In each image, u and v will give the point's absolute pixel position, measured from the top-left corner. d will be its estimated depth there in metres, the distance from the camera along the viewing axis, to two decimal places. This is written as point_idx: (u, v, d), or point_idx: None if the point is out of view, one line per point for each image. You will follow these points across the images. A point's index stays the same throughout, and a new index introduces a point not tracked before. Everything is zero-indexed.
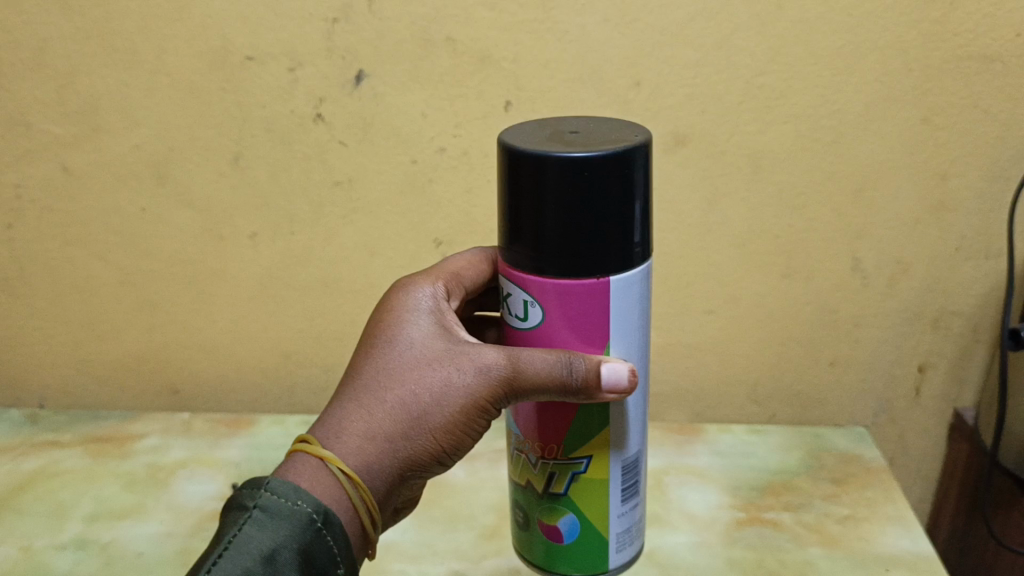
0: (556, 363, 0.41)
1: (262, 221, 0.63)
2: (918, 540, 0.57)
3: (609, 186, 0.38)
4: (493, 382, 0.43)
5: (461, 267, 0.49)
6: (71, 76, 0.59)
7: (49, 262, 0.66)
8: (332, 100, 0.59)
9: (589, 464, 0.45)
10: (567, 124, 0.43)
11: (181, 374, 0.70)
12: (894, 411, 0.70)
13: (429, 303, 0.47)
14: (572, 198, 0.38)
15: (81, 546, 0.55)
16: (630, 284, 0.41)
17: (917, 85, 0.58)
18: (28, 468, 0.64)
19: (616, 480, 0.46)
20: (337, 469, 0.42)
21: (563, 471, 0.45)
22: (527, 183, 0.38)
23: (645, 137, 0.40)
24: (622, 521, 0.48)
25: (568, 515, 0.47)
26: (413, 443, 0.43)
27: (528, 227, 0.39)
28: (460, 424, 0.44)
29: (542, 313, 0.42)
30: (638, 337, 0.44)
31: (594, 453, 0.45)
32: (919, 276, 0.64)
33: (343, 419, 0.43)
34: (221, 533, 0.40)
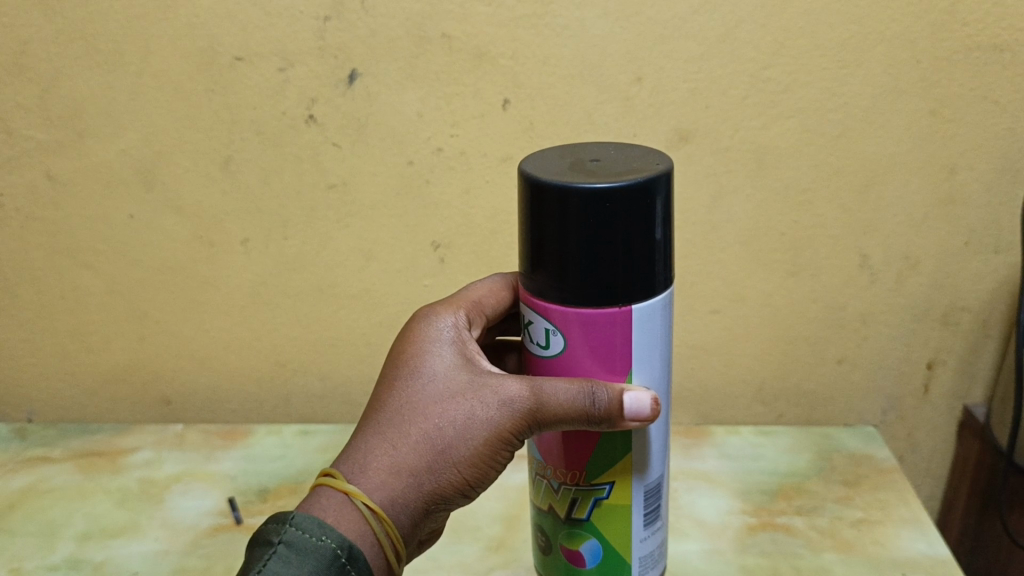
0: (578, 393, 0.40)
1: (255, 226, 0.61)
2: (934, 543, 0.56)
3: (631, 217, 0.37)
4: (517, 412, 0.42)
5: (481, 296, 0.49)
6: (54, 80, 0.57)
7: (34, 272, 0.64)
8: (325, 100, 0.57)
9: (612, 490, 0.44)
10: (587, 151, 0.42)
11: (173, 384, 0.69)
12: (903, 409, 0.69)
13: (451, 333, 0.46)
14: (594, 229, 0.37)
15: (74, 566, 0.54)
16: (654, 312, 0.40)
17: (926, 77, 0.56)
18: (17, 485, 0.62)
19: (639, 504, 0.45)
20: (362, 504, 0.40)
21: (585, 496, 0.44)
22: (548, 213, 0.37)
23: (668, 166, 0.38)
24: (646, 546, 0.46)
25: (590, 540, 0.45)
26: (437, 477, 0.42)
27: (551, 257, 0.38)
28: (486, 457, 0.42)
29: (565, 341, 0.40)
30: (661, 365, 0.42)
31: (617, 479, 0.44)
32: (928, 272, 0.63)
33: (367, 453, 0.42)
34: (246, 568, 0.39)
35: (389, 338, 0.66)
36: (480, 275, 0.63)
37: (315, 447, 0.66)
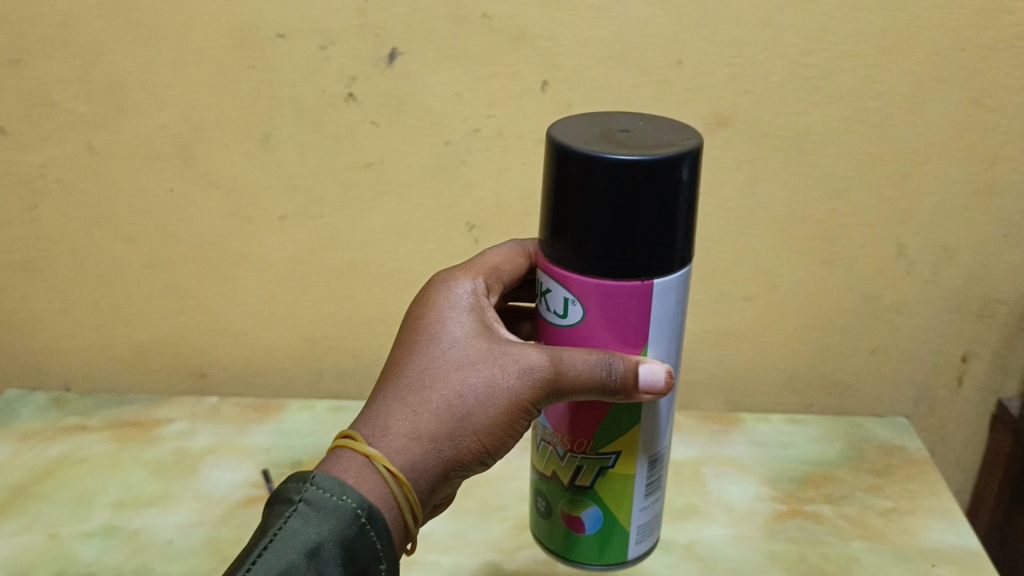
0: (595, 363, 0.41)
1: (291, 204, 0.62)
2: (964, 535, 0.56)
3: (657, 192, 0.37)
4: (537, 381, 0.42)
5: (498, 262, 0.49)
6: (96, 54, 0.57)
7: (74, 244, 0.65)
8: (364, 79, 0.57)
9: (617, 460, 0.46)
10: (615, 120, 0.42)
11: (207, 358, 0.69)
12: (934, 401, 0.69)
13: (468, 299, 0.46)
14: (619, 201, 0.38)
15: (109, 533, 0.55)
16: (671, 288, 0.41)
17: (969, 66, 0.56)
18: (54, 453, 0.63)
19: (642, 475, 0.47)
20: (383, 468, 0.41)
21: (591, 465, 0.46)
22: (575, 181, 0.38)
23: (696, 142, 0.39)
24: (644, 515, 0.48)
25: (591, 507, 0.47)
26: (457, 443, 0.42)
27: (574, 225, 0.39)
28: (505, 425, 0.43)
29: (583, 311, 0.41)
30: (673, 339, 0.44)
31: (623, 449, 0.46)
32: (964, 264, 0.63)
33: (388, 418, 0.42)
34: (267, 525, 0.39)
35: None
36: None
37: (346, 422, 0.66)
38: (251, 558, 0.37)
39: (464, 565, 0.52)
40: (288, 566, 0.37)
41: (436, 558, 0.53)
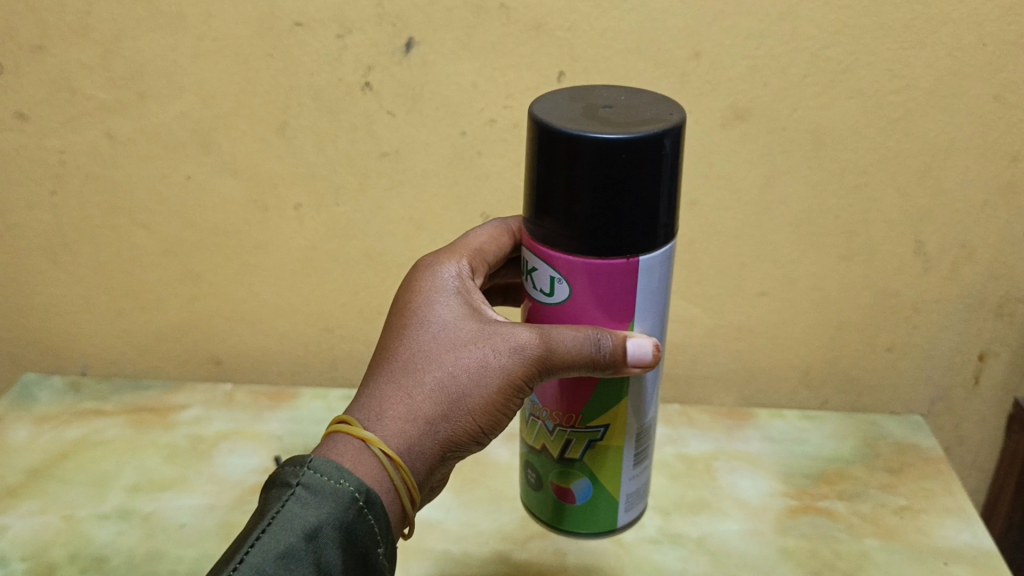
0: (585, 339, 0.42)
1: (308, 192, 0.62)
2: (978, 535, 0.55)
3: (642, 170, 0.38)
4: (529, 359, 0.43)
5: (483, 244, 0.49)
6: (116, 41, 0.57)
7: (93, 230, 0.65)
8: (381, 68, 0.57)
9: (605, 433, 0.47)
10: (599, 96, 0.42)
11: (223, 345, 0.70)
12: (950, 399, 0.68)
13: (454, 282, 0.47)
14: (604, 180, 0.38)
15: (124, 516, 0.55)
16: (655, 264, 0.42)
17: (992, 61, 0.55)
18: (71, 436, 0.63)
19: (629, 446, 0.48)
20: (380, 451, 0.41)
21: (580, 438, 0.47)
22: (560, 160, 0.38)
23: (680, 118, 0.39)
24: (633, 483, 0.50)
25: (581, 478, 0.48)
26: (452, 425, 0.43)
27: (559, 204, 0.39)
28: (499, 404, 0.43)
29: (569, 289, 0.42)
30: (657, 314, 0.45)
31: (611, 423, 0.46)
32: (983, 262, 0.62)
33: (383, 401, 0.42)
34: (265, 507, 0.39)
35: None
36: None
37: None
38: (249, 540, 0.37)
39: (474, 554, 0.53)
40: (287, 548, 0.37)
41: (447, 547, 0.53)
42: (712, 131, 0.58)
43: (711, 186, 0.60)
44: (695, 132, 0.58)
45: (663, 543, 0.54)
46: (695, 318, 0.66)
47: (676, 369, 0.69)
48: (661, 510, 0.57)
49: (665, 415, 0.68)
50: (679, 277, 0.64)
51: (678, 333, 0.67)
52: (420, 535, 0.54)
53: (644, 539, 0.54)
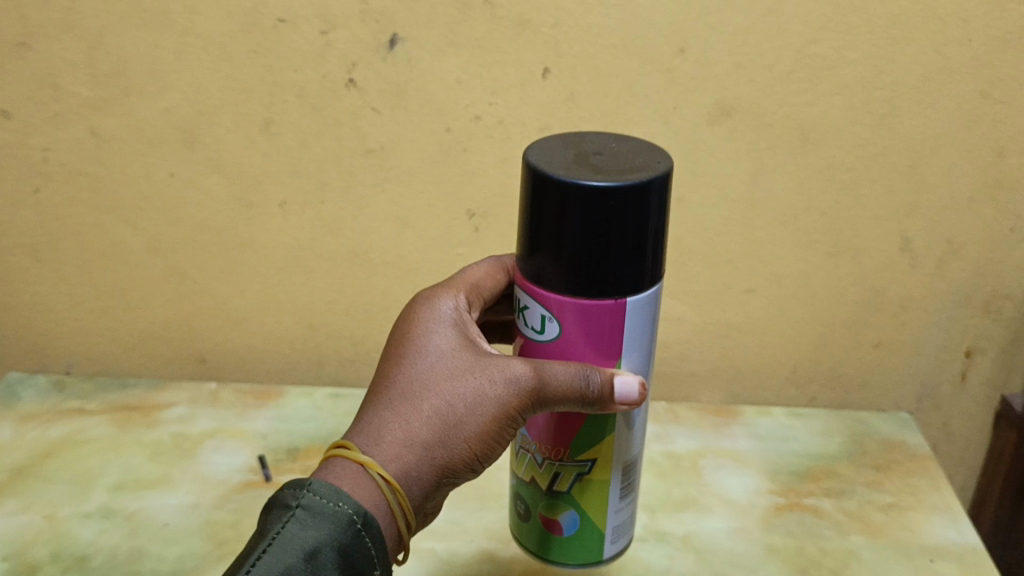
0: (574, 375, 0.42)
1: (293, 190, 0.62)
2: (965, 531, 0.55)
3: (629, 216, 0.38)
4: (525, 390, 0.42)
5: (479, 278, 0.49)
6: (100, 37, 0.57)
7: (77, 228, 0.65)
8: (366, 65, 0.57)
9: (593, 466, 0.46)
10: (591, 140, 0.43)
11: (209, 343, 0.69)
12: (938, 396, 0.69)
13: (452, 314, 0.46)
14: (591, 225, 0.38)
15: (107, 515, 0.55)
16: (644, 305, 0.42)
17: (978, 57, 0.55)
18: (54, 435, 0.63)
19: (617, 480, 0.47)
20: (378, 475, 0.40)
21: (567, 471, 0.46)
22: (549, 205, 0.39)
23: (667, 166, 0.40)
24: (620, 515, 0.49)
25: (568, 511, 0.48)
26: (449, 451, 0.42)
27: (548, 246, 0.40)
28: (494, 432, 0.43)
29: (559, 327, 0.42)
30: (646, 352, 0.45)
31: (599, 457, 0.46)
32: (970, 258, 0.62)
33: (380, 427, 0.42)
34: (265, 528, 0.39)
35: None
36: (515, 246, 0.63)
37: (345, 409, 0.66)
38: (248, 562, 0.37)
39: (459, 553, 0.52)
40: (285, 571, 0.37)
41: (432, 546, 0.53)
42: (698, 127, 0.58)
43: (698, 182, 0.60)
44: (681, 129, 0.58)
45: (648, 541, 0.54)
46: (683, 315, 0.66)
47: (664, 367, 0.69)
48: (647, 508, 0.57)
49: (652, 413, 0.67)
50: (666, 274, 0.64)
51: (666, 331, 0.67)
52: None
53: (630, 537, 0.54)
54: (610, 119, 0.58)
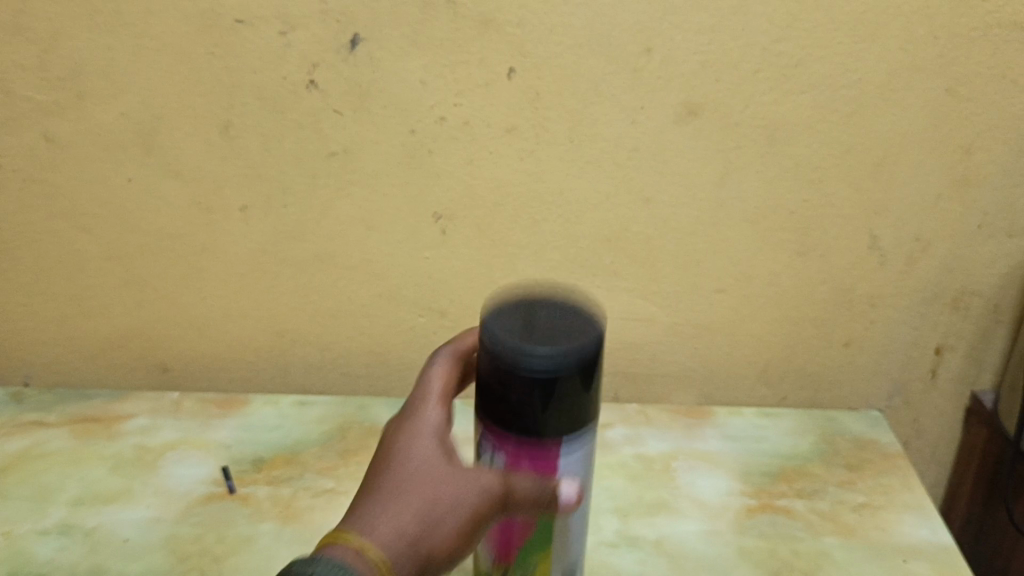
0: (536, 489, 0.41)
1: (255, 194, 0.60)
2: (937, 530, 0.55)
3: (569, 389, 0.40)
4: (503, 495, 0.41)
5: (449, 381, 0.47)
6: (52, 40, 0.55)
7: (32, 236, 0.63)
8: (328, 66, 0.56)
9: (535, 563, 0.46)
10: (540, 296, 0.44)
11: (171, 352, 0.68)
12: (909, 394, 0.69)
13: (431, 421, 0.44)
14: (533, 398, 0.40)
15: (65, 532, 0.53)
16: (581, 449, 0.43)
17: (944, 53, 0.55)
18: (11, 450, 0.61)
19: (557, 574, 0.47)
20: (374, 561, 0.37)
21: (512, 569, 0.46)
22: (498, 374, 0.40)
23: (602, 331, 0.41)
24: None
25: None
26: (435, 546, 0.39)
27: (498, 407, 0.41)
28: (472, 533, 0.40)
29: (504, 462, 0.42)
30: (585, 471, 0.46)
31: (540, 562, 0.46)
32: (938, 255, 0.62)
33: (369, 520, 0.38)
34: None
35: (389, 310, 0.65)
36: (482, 249, 0.62)
37: (312, 417, 0.65)
38: None
39: None
40: None
41: None
42: (665, 126, 0.57)
43: (666, 182, 0.59)
44: (648, 128, 0.57)
45: (620, 546, 0.53)
46: (653, 316, 0.65)
47: (635, 368, 0.68)
48: (619, 511, 0.56)
49: (623, 415, 0.67)
50: (636, 275, 0.63)
51: (637, 333, 0.66)
52: None
53: (602, 542, 0.53)
54: (576, 119, 0.57)
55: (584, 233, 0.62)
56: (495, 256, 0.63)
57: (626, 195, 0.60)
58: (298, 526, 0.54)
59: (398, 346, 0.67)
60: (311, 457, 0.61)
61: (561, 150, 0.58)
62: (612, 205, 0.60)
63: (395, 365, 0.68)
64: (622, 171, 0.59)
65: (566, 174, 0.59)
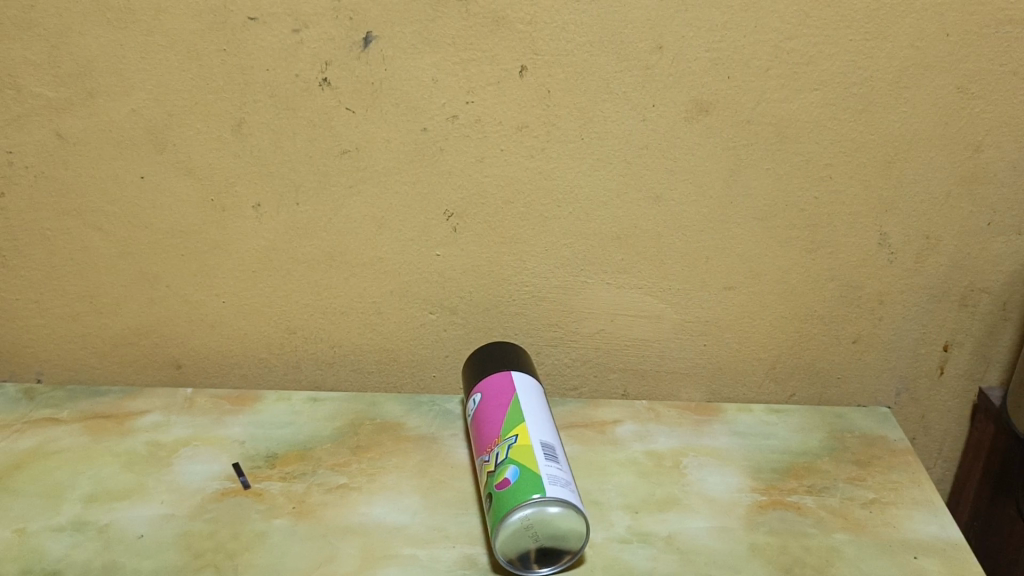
0: None
1: (266, 192, 0.61)
2: (946, 526, 0.56)
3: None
4: None
5: None
6: (64, 37, 0.55)
7: (44, 233, 0.63)
8: (339, 63, 0.56)
9: (516, 441, 0.53)
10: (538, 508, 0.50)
11: (182, 348, 0.68)
12: (916, 390, 0.69)
13: None
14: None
15: (79, 528, 0.54)
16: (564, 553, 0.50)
17: (954, 51, 0.55)
18: (23, 446, 0.61)
19: (543, 450, 0.52)
20: None
21: (502, 451, 0.53)
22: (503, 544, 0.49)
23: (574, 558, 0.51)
24: (556, 468, 0.51)
25: (510, 468, 0.51)
26: None
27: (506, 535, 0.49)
28: None
29: None
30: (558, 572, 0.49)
31: (520, 434, 0.53)
32: (946, 252, 0.62)
33: None
34: None
35: (400, 306, 0.65)
36: (493, 246, 0.63)
37: (323, 414, 0.65)
38: None
39: (441, 559, 0.52)
40: None
41: (414, 553, 0.52)
42: (676, 123, 0.57)
43: (676, 179, 0.60)
44: (659, 125, 0.58)
45: (631, 542, 0.53)
46: (663, 312, 0.66)
47: (644, 365, 0.69)
48: (629, 508, 0.56)
49: (632, 411, 0.67)
50: (645, 272, 0.64)
51: (646, 329, 0.66)
52: (385, 541, 0.53)
53: (613, 539, 0.53)
54: (587, 117, 0.57)
55: (594, 230, 0.62)
56: (506, 253, 0.63)
57: (636, 192, 0.60)
58: (311, 522, 0.54)
59: (408, 342, 0.67)
60: (322, 453, 0.61)
61: (571, 147, 0.58)
62: (622, 202, 0.61)
63: (405, 361, 0.69)
64: (632, 168, 0.59)
65: (577, 171, 0.59)
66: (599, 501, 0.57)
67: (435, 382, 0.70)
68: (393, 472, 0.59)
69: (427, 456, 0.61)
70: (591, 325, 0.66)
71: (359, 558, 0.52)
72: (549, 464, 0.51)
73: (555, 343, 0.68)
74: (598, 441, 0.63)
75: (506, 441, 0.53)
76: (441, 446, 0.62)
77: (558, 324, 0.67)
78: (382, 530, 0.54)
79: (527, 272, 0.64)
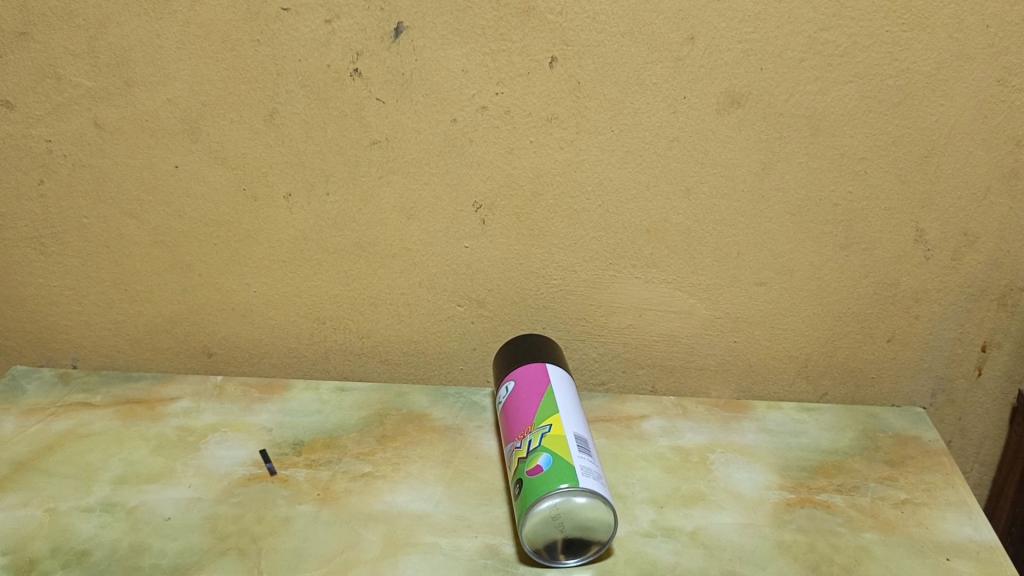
0: None
1: (298, 182, 0.61)
2: (980, 528, 0.54)
3: None
4: None
5: None
6: (103, 28, 0.56)
7: (81, 221, 0.64)
8: (371, 54, 0.56)
9: (549, 430, 0.53)
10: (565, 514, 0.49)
11: (213, 336, 0.69)
12: (952, 391, 0.68)
13: None
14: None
15: (108, 509, 0.54)
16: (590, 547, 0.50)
17: (996, 42, 0.54)
18: (57, 428, 0.62)
19: (576, 442, 0.52)
20: None
21: (534, 439, 0.52)
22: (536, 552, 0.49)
23: (601, 555, 0.50)
24: (587, 461, 0.50)
25: (542, 456, 0.51)
26: None
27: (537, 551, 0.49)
28: None
29: None
30: None
31: (554, 423, 0.53)
32: (985, 250, 0.61)
33: None
34: None
35: (428, 298, 0.66)
36: (521, 238, 0.62)
37: (350, 404, 0.66)
38: None
39: (463, 548, 0.51)
40: None
41: (437, 541, 0.52)
42: (707, 115, 0.57)
43: (707, 172, 0.59)
44: (690, 118, 0.57)
45: (655, 536, 0.53)
46: (692, 307, 0.65)
47: (672, 361, 0.68)
48: (655, 503, 0.56)
49: (660, 407, 0.66)
50: (675, 266, 0.63)
51: (675, 325, 0.66)
52: (410, 529, 0.53)
53: (637, 533, 0.53)
54: (617, 108, 0.57)
55: (623, 223, 0.61)
56: (534, 246, 0.63)
57: (666, 184, 0.60)
58: (335, 508, 0.55)
59: (436, 334, 0.67)
60: (349, 441, 0.61)
61: (601, 139, 0.58)
62: (652, 195, 0.60)
63: (433, 353, 0.69)
64: (663, 161, 0.59)
65: (606, 163, 0.59)
66: (624, 495, 0.56)
67: (462, 374, 0.70)
68: (417, 462, 0.59)
69: (452, 446, 0.61)
70: (620, 320, 0.66)
71: (381, 544, 0.52)
72: (582, 456, 0.51)
73: (583, 337, 0.67)
74: (624, 436, 0.62)
75: (539, 430, 0.53)
76: (467, 438, 0.62)
77: (587, 319, 0.66)
78: (405, 518, 0.54)
79: (555, 264, 0.64)
